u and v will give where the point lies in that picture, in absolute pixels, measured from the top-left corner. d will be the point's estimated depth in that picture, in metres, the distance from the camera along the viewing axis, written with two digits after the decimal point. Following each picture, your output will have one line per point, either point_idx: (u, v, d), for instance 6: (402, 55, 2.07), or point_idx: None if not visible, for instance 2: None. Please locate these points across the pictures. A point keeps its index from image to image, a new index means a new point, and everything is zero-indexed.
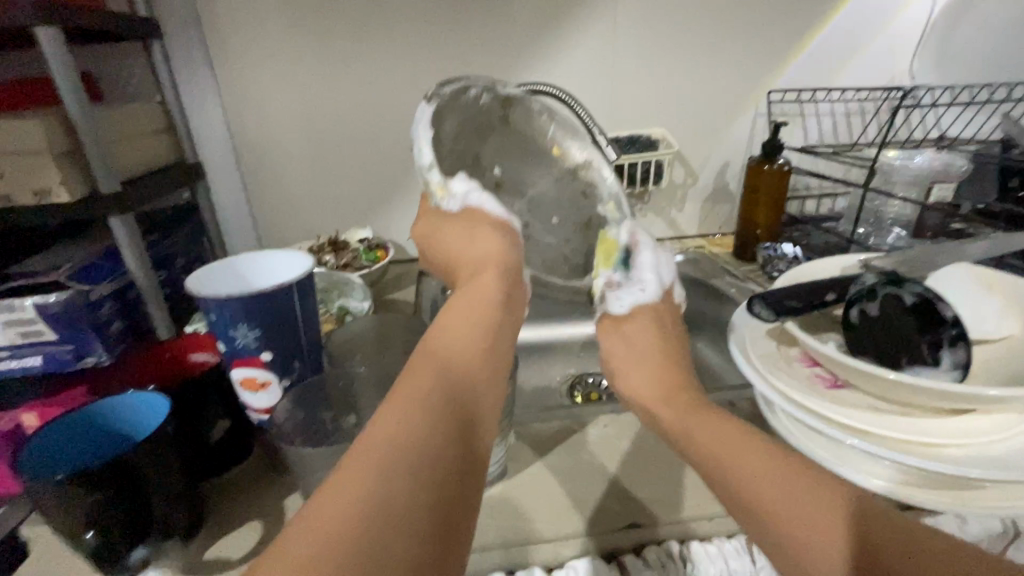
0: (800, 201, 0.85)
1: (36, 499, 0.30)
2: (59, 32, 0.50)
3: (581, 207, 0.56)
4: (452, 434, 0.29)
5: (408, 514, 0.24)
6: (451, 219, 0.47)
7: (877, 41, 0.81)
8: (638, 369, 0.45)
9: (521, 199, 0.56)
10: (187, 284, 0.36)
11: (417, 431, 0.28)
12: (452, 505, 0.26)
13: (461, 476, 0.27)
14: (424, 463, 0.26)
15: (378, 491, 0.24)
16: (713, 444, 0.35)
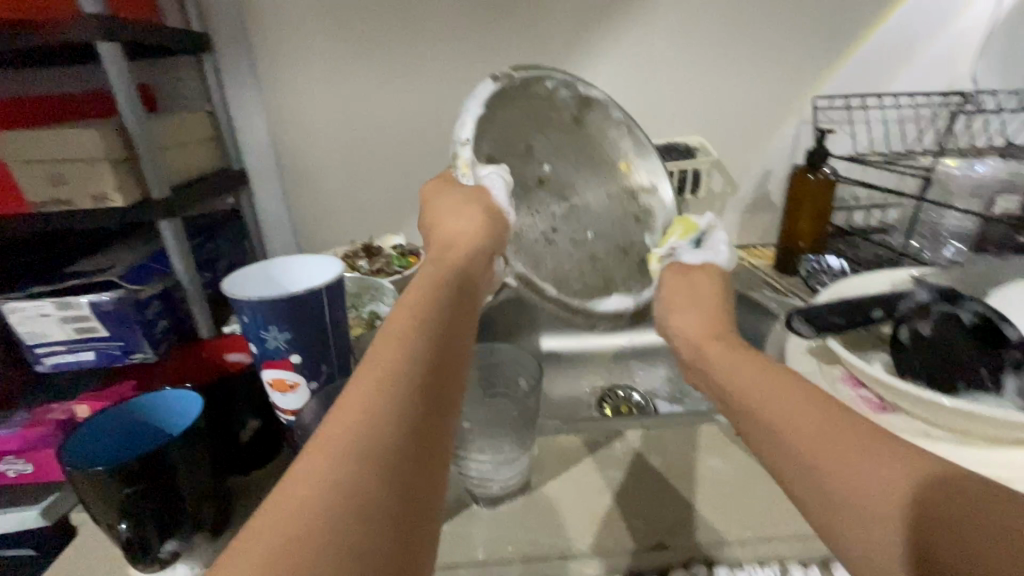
0: (847, 212, 0.81)
1: (76, 488, 0.32)
2: (119, 46, 0.53)
3: (628, 231, 0.57)
4: (417, 417, 0.26)
5: (366, 515, 0.22)
6: (455, 194, 0.45)
7: (934, 45, 0.77)
8: (693, 310, 0.45)
9: (564, 208, 0.55)
10: (222, 287, 0.38)
11: (374, 416, 0.25)
12: (416, 502, 0.24)
13: (423, 466, 0.25)
14: (383, 455, 0.24)
15: (332, 493, 0.22)
16: (748, 394, 0.33)
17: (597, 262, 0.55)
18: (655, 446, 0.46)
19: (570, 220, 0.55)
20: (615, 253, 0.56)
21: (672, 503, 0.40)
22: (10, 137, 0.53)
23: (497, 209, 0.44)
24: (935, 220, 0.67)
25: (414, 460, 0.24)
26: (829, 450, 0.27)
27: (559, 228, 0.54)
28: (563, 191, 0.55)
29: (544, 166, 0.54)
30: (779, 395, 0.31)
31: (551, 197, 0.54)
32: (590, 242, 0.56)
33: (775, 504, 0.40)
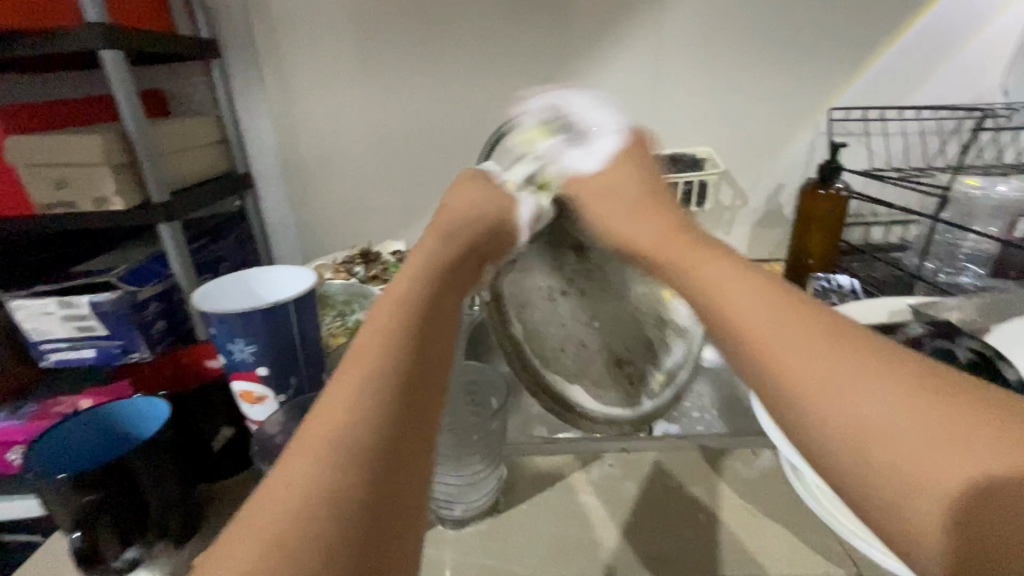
0: (864, 228, 0.78)
1: (38, 493, 0.32)
2: (121, 54, 0.54)
3: (637, 349, 0.47)
4: (402, 401, 0.24)
5: (354, 497, 0.21)
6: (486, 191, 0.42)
7: (961, 56, 0.73)
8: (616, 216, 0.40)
9: (572, 295, 0.46)
10: (196, 296, 0.41)
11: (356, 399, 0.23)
12: (401, 482, 0.22)
13: (410, 449, 0.23)
14: (367, 435, 0.22)
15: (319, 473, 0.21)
16: (743, 310, 0.28)
17: (584, 357, 0.46)
18: (634, 471, 0.45)
19: (574, 307, 0.46)
20: (606, 367, 0.46)
21: (644, 536, 0.39)
22: (19, 142, 0.55)
23: (513, 219, 0.41)
24: (950, 243, 0.65)
25: (398, 440, 0.23)
26: (849, 397, 0.22)
27: (554, 307, 0.46)
28: (583, 275, 0.46)
29: (571, 245, 0.46)
30: (784, 329, 0.26)
31: (561, 276, 0.46)
32: (588, 337, 0.46)
33: (749, 541, 0.39)
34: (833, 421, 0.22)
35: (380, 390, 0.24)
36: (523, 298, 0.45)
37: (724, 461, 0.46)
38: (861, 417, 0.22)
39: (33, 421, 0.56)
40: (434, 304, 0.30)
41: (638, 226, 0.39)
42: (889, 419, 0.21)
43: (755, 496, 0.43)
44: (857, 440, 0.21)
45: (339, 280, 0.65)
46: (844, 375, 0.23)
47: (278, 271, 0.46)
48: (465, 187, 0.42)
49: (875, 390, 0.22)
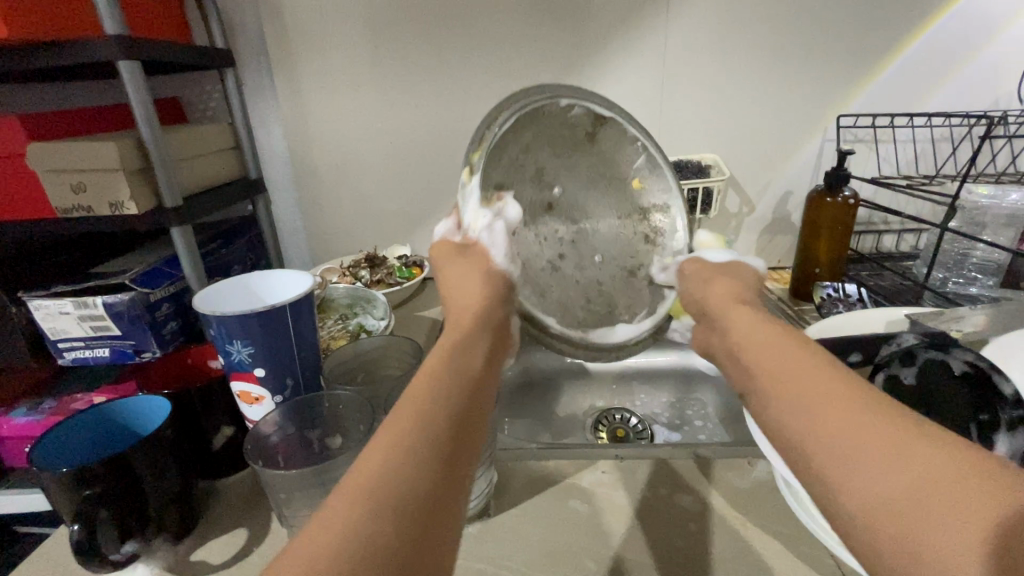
0: (875, 236, 0.77)
1: (42, 485, 0.34)
2: (138, 64, 0.56)
3: (640, 253, 0.48)
4: (441, 449, 0.26)
5: (392, 527, 0.22)
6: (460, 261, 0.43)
7: (975, 61, 0.72)
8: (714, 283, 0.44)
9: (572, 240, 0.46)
10: (198, 297, 0.43)
11: (402, 441, 0.25)
12: (438, 522, 0.23)
13: (448, 491, 0.25)
14: (410, 476, 0.24)
15: (362, 502, 0.22)
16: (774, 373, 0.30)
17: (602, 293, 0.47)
18: (628, 479, 0.45)
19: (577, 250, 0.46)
20: (620, 280, 0.48)
21: (633, 543, 0.39)
22: (37, 148, 0.57)
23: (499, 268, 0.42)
24: (960, 252, 0.64)
25: (440, 478, 0.25)
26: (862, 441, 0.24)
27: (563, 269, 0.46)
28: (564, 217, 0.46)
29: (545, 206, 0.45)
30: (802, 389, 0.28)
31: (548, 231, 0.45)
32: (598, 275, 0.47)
33: (738, 552, 0.38)
34: (860, 481, 0.23)
35: (423, 435, 0.26)
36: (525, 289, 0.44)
37: (719, 471, 0.46)
38: (894, 470, 0.22)
39: (49, 417, 0.59)
40: (470, 369, 0.33)
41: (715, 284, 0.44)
42: (932, 472, 0.21)
43: (748, 506, 0.42)
44: (886, 503, 0.21)
45: (343, 283, 0.66)
46: (878, 439, 0.23)
47: (274, 273, 0.48)
48: (443, 250, 0.45)
49: (911, 447, 0.22)
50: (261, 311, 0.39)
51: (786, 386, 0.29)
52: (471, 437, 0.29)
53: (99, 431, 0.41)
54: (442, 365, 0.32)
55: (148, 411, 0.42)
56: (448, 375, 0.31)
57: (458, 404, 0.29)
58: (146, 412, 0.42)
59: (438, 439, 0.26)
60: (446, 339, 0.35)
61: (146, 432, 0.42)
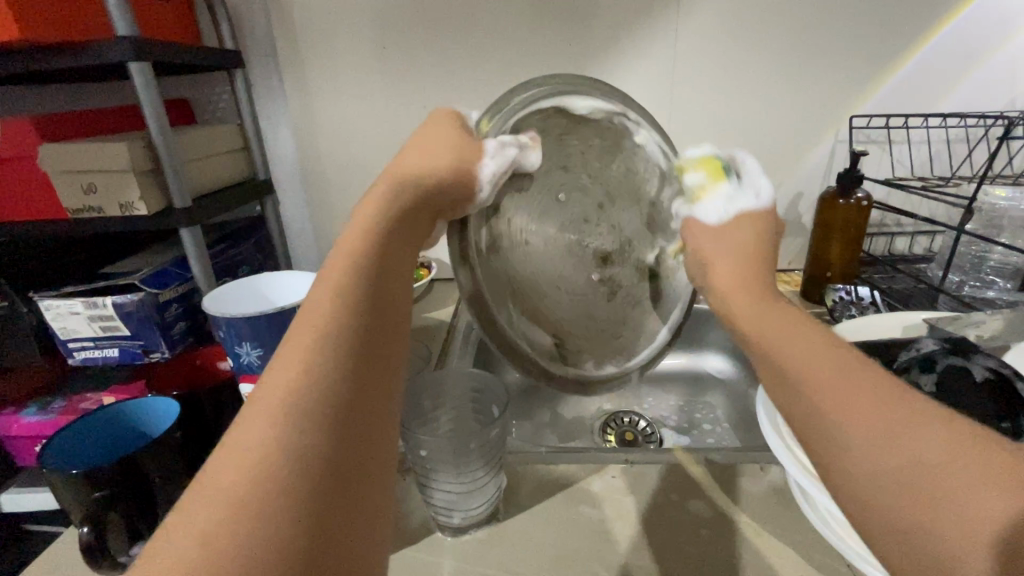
0: (888, 238, 0.76)
1: (53, 487, 0.34)
2: (149, 65, 0.56)
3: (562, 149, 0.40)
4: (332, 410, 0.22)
5: (294, 498, 0.19)
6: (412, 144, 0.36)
7: (991, 61, 0.71)
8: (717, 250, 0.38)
9: (557, 225, 0.42)
10: (207, 299, 0.43)
11: (288, 408, 0.21)
12: (356, 485, 0.22)
13: (354, 456, 0.22)
14: (315, 443, 0.21)
15: (245, 490, 0.19)
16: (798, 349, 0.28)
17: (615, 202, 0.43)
18: (637, 484, 0.45)
19: (560, 219, 0.42)
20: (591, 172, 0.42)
21: (643, 549, 0.39)
22: (49, 149, 0.57)
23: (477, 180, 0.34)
24: (976, 254, 0.64)
25: (335, 448, 0.21)
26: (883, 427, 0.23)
27: (609, 271, 0.44)
28: (553, 284, 0.43)
29: (550, 330, 0.43)
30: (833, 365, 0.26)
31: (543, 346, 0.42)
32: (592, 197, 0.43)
33: (751, 558, 0.38)
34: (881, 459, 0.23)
35: (310, 398, 0.22)
36: (610, 322, 0.45)
37: (731, 477, 0.45)
38: (910, 462, 0.22)
39: (59, 417, 0.59)
40: (371, 287, 0.27)
41: (721, 261, 0.37)
42: (923, 451, 0.22)
43: (761, 513, 0.42)
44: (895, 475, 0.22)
45: None
46: (889, 425, 0.23)
47: (281, 275, 0.48)
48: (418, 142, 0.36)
49: (917, 423, 0.23)
50: (269, 314, 0.39)
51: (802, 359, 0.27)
52: (379, 377, 0.25)
53: (110, 430, 0.42)
54: (334, 296, 0.26)
55: (159, 412, 0.42)
56: (348, 318, 0.25)
57: (355, 354, 0.24)
58: (157, 414, 0.42)
59: (331, 409, 0.22)
60: (345, 252, 0.28)
61: (156, 433, 0.42)
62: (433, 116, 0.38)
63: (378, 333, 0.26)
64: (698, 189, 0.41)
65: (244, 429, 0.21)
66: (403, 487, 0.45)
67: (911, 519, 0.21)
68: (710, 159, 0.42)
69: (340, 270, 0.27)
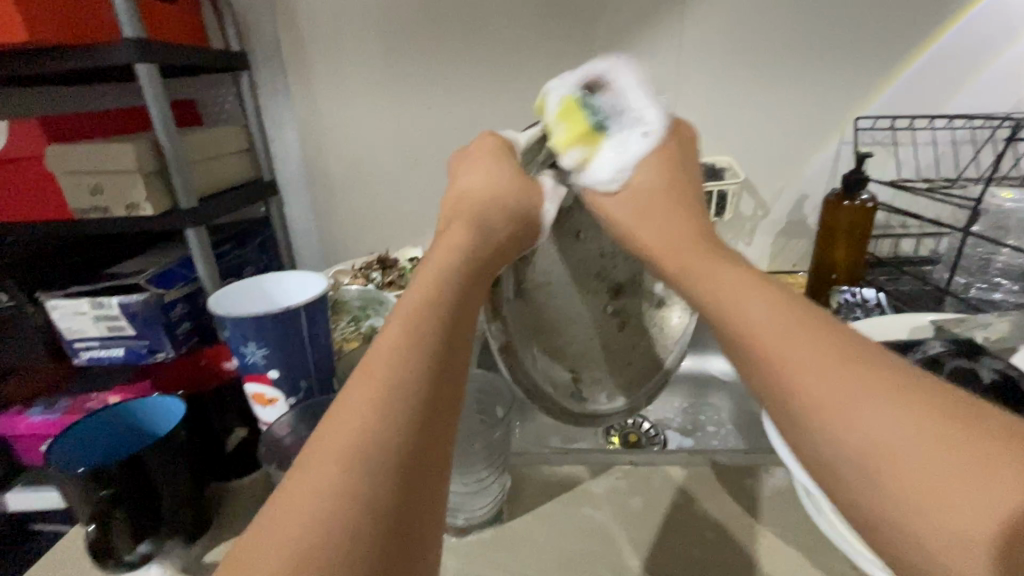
0: (894, 240, 0.75)
1: (60, 486, 0.34)
2: (156, 66, 0.56)
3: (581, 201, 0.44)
4: (409, 432, 0.23)
5: (376, 510, 0.21)
6: (476, 171, 0.39)
7: (998, 63, 0.70)
8: (654, 221, 0.37)
9: (577, 259, 0.44)
10: (212, 299, 0.44)
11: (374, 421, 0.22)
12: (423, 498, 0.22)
13: (425, 475, 0.23)
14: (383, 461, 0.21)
15: (323, 496, 0.20)
16: (759, 319, 0.26)
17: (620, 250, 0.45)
18: (641, 486, 0.44)
19: (580, 254, 0.44)
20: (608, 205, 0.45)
21: (646, 551, 0.39)
22: (57, 150, 0.58)
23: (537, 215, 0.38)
24: (983, 256, 0.63)
25: (413, 464, 0.22)
26: (853, 411, 0.22)
27: (620, 302, 0.46)
28: (565, 323, 0.45)
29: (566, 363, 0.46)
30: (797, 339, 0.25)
31: (561, 381, 0.45)
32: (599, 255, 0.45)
33: (755, 560, 0.38)
34: (855, 436, 0.21)
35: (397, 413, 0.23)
36: (620, 353, 0.47)
37: (736, 479, 0.45)
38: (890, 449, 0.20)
39: (65, 416, 0.59)
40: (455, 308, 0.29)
41: (650, 224, 0.37)
42: (903, 435, 0.20)
43: (766, 516, 0.41)
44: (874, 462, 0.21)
45: (354, 285, 0.67)
46: (856, 397, 0.22)
47: (286, 275, 0.48)
48: (469, 167, 0.40)
49: (885, 402, 0.21)
50: (274, 313, 0.40)
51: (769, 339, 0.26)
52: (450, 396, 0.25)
53: (117, 428, 0.42)
54: (416, 312, 0.27)
55: (164, 412, 0.42)
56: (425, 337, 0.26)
57: (440, 373, 0.25)
58: (163, 414, 0.42)
59: (416, 427, 0.23)
60: (431, 274, 0.30)
61: (162, 432, 0.42)
62: (483, 142, 0.41)
63: (459, 351, 0.27)
64: (584, 156, 0.39)
65: (328, 436, 0.22)
66: None
67: (900, 512, 0.20)
68: (574, 109, 0.38)
69: (425, 290, 0.28)
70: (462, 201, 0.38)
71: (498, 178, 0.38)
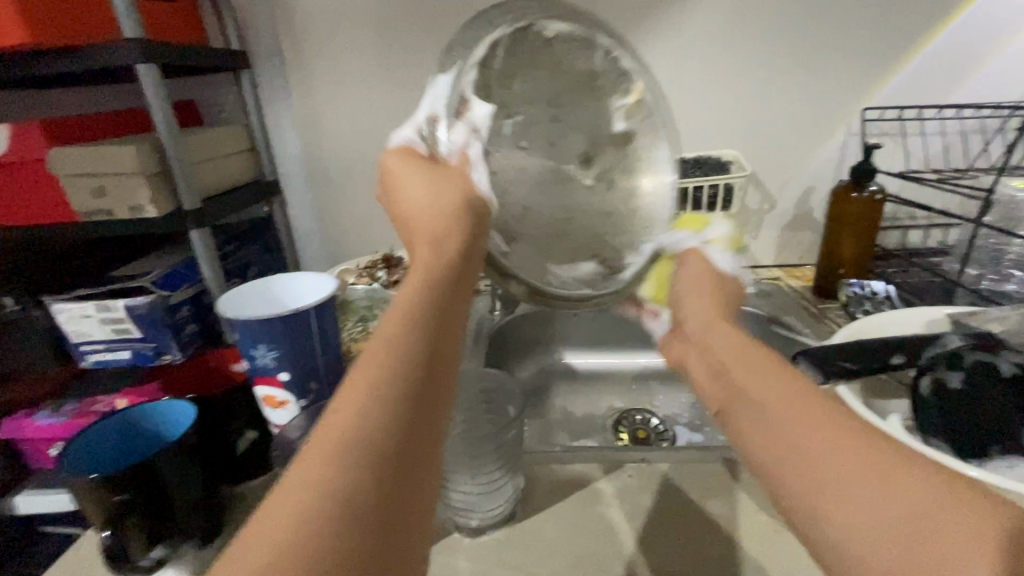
0: (902, 231, 0.75)
1: (72, 490, 0.34)
2: (156, 67, 0.55)
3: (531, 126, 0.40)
4: (402, 420, 0.23)
5: (361, 501, 0.20)
6: (404, 168, 0.38)
7: (1006, 51, 0.70)
8: (695, 295, 0.43)
9: (535, 157, 0.41)
10: (220, 302, 0.43)
11: (334, 489, 0.20)
12: (411, 480, 0.22)
13: (417, 465, 0.22)
14: (370, 443, 0.21)
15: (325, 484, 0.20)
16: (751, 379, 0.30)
17: (568, 126, 0.41)
18: (654, 483, 0.44)
19: (537, 151, 0.41)
20: (576, 109, 0.41)
21: (666, 552, 0.38)
22: (60, 153, 0.58)
23: (481, 197, 0.36)
24: (995, 248, 0.63)
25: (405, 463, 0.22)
26: (865, 460, 0.23)
27: (596, 167, 0.43)
28: (570, 219, 0.43)
29: (593, 251, 0.44)
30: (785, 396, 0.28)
31: (592, 273, 0.44)
32: (538, 156, 0.41)
33: (771, 559, 0.37)
34: (861, 474, 0.23)
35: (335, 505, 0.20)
36: (620, 215, 0.45)
37: (748, 475, 0.44)
38: (901, 532, 0.21)
39: (72, 419, 0.58)
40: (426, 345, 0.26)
41: (690, 297, 0.43)
42: (898, 478, 0.22)
43: (780, 512, 0.41)
44: (871, 493, 0.22)
45: (360, 284, 0.66)
46: (845, 448, 0.24)
47: (292, 276, 0.48)
48: (411, 166, 0.38)
49: (884, 454, 0.23)
50: (283, 315, 0.39)
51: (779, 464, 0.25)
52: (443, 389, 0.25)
53: (130, 435, 0.42)
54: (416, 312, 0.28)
55: (177, 417, 0.42)
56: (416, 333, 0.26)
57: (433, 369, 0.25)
58: (176, 419, 0.42)
59: (406, 426, 0.23)
60: (415, 287, 0.29)
61: (172, 436, 0.42)
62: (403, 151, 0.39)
63: (447, 346, 0.27)
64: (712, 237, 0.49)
65: (314, 450, 0.21)
66: None
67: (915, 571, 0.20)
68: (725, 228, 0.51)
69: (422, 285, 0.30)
70: (411, 223, 0.36)
71: (439, 190, 0.36)
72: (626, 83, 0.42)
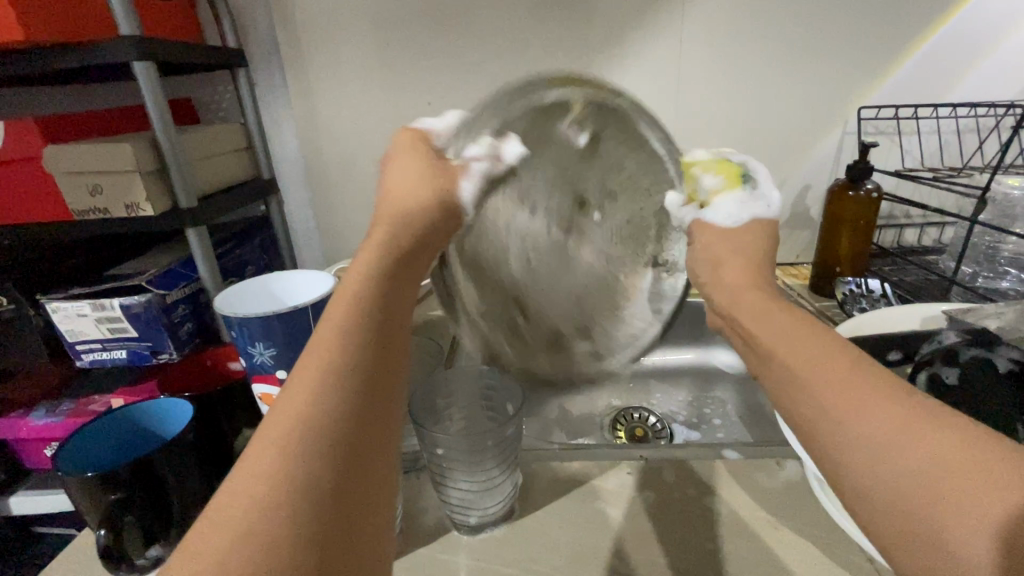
0: (898, 229, 0.75)
1: (69, 489, 0.34)
2: (152, 64, 0.55)
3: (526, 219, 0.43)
4: (351, 411, 0.24)
5: (317, 487, 0.22)
6: (404, 157, 0.40)
7: (1001, 49, 0.70)
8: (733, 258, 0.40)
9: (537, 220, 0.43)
10: (216, 299, 0.43)
11: (285, 478, 0.21)
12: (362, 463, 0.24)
13: (367, 450, 0.24)
14: (319, 432, 0.23)
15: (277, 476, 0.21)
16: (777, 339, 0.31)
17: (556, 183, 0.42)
18: (653, 480, 0.44)
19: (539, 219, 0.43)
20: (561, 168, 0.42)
21: (664, 548, 0.38)
22: (54, 150, 0.57)
23: (453, 199, 0.38)
24: (990, 246, 0.64)
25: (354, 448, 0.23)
26: (883, 423, 0.24)
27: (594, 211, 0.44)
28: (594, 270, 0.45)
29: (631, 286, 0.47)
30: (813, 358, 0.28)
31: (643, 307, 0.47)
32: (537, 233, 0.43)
33: (770, 555, 0.37)
34: (887, 441, 0.23)
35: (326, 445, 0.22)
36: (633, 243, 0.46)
37: (745, 472, 0.45)
38: (920, 501, 0.21)
39: (68, 419, 0.58)
40: (381, 313, 0.29)
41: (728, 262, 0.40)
42: (922, 451, 0.22)
43: (777, 508, 0.41)
44: (903, 465, 0.22)
45: None
46: (870, 413, 0.24)
47: (288, 274, 0.48)
48: (399, 161, 0.40)
49: (904, 421, 0.23)
50: (281, 313, 0.39)
51: (820, 392, 0.26)
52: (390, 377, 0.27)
53: (125, 433, 0.42)
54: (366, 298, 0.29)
55: (173, 414, 0.42)
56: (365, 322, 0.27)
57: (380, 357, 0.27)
58: (172, 416, 0.42)
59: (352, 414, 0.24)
60: (363, 272, 0.31)
61: (169, 434, 0.42)
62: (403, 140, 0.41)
63: (392, 332, 0.29)
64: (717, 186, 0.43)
65: (266, 439, 0.23)
66: (418, 487, 0.45)
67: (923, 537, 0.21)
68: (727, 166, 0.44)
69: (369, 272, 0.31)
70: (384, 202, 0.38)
71: (420, 182, 0.38)
72: (562, 106, 0.40)
